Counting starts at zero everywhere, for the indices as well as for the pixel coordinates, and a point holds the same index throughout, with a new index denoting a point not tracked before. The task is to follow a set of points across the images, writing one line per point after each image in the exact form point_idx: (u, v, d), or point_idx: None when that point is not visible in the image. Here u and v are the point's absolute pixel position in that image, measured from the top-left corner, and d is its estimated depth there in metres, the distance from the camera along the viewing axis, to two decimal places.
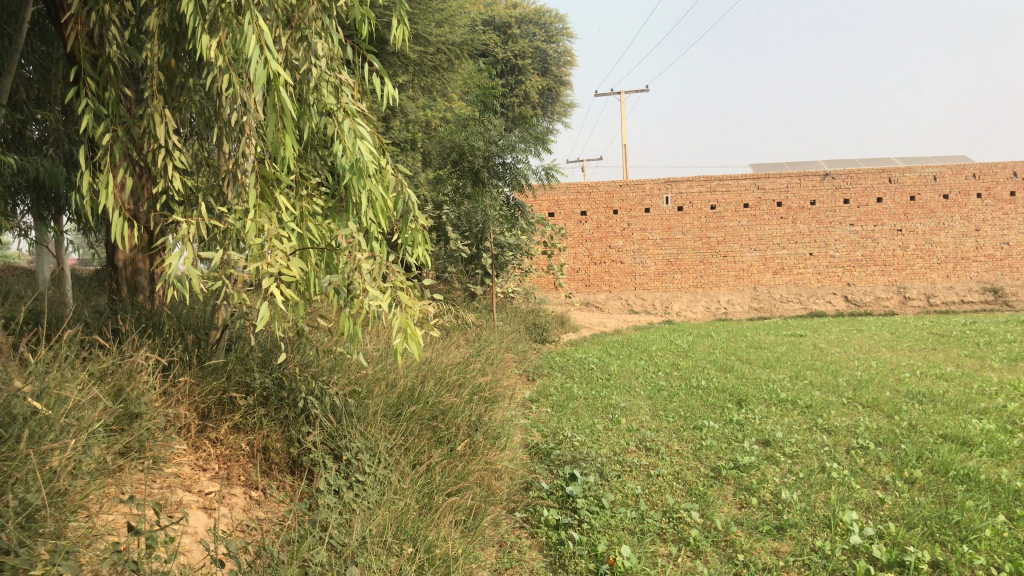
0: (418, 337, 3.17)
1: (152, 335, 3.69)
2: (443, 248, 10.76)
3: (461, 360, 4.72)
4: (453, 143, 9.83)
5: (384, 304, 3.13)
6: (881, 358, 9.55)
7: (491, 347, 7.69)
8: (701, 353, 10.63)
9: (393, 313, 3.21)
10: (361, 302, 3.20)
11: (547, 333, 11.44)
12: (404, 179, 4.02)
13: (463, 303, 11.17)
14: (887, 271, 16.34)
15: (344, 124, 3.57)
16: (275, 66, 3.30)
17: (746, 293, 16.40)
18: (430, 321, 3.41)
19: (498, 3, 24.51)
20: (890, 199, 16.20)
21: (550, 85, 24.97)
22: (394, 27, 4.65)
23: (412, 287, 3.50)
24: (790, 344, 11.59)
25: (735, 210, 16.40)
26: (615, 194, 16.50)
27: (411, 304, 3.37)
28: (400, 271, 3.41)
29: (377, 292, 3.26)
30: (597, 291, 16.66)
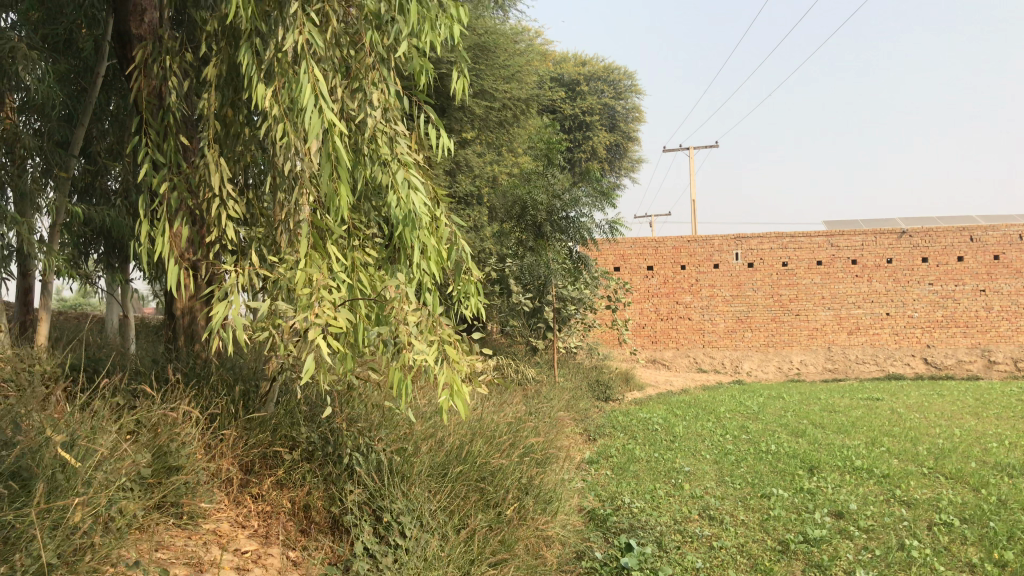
0: (465, 394, 3.04)
1: (200, 385, 3.63)
2: (507, 301, 10.76)
3: (514, 421, 4.55)
4: (517, 198, 9.87)
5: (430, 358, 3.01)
6: (965, 425, 9.02)
7: (550, 404, 7.49)
8: (771, 415, 10.22)
9: (439, 368, 3.08)
10: (407, 356, 3.08)
11: (610, 390, 11.17)
12: (459, 230, 3.93)
13: (524, 358, 11.01)
14: (970, 333, 15.62)
15: (398, 174, 3.49)
16: (331, 115, 3.26)
17: (819, 353, 15.85)
18: (479, 377, 3.28)
19: (567, 61, 24.80)
20: (971, 258, 15.59)
21: (618, 141, 24.97)
22: (455, 79, 4.62)
23: (462, 343, 3.37)
24: (867, 408, 11.09)
25: (808, 267, 15.97)
26: (683, 249, 16.26)
27: (459, 359, 3.24)
28: (449, 325, 3.29)
29: (425, 346, 3.14)
30: (664, 347, 16.31)
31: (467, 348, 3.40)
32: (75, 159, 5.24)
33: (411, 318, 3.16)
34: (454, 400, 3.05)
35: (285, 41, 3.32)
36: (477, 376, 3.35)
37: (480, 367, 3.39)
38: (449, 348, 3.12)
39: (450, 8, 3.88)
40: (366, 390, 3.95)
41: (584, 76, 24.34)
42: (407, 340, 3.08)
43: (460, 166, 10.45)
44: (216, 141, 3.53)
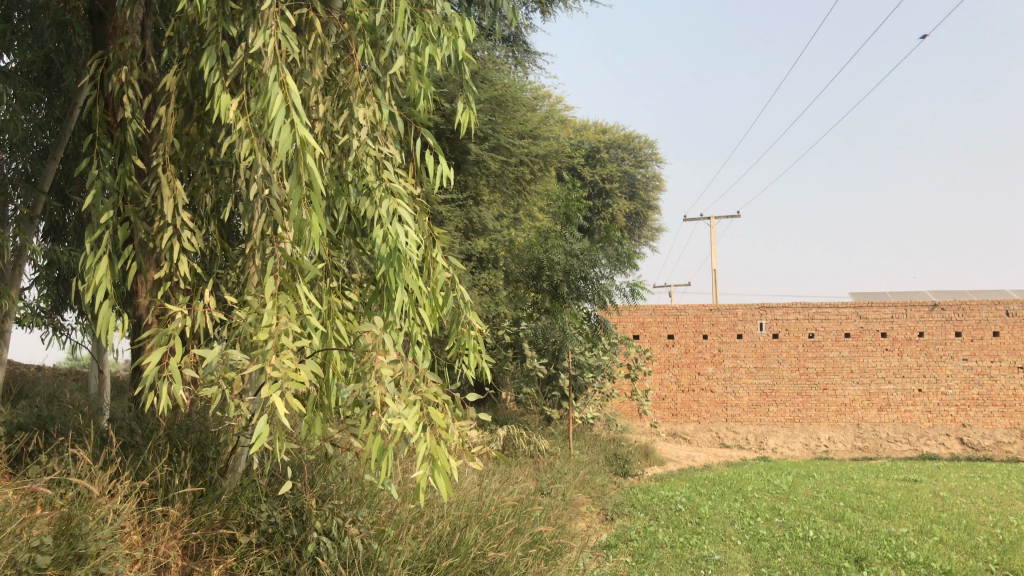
0: (448, 466, 2.43)
1: (148, 454, 3.07)
2: (520, 367, 10.32)
3: (521, 503, 3.91)
4: (531, 257, 9.35)
5: (407, 421, 2.41)
6: (1019, 512, 8.25)
7: (563, 482, 6.80)
8: (804, 496, 9.45)
9: (420, 434, 2.45)
10: (381, 420, 2.47)
11: (629, 465, 10.43)
12: (457, 273, 3.39)
13: (538, 428, 10.36)
14: (1008, 412, 14.81)
15: (384, 204, 2.94)
16: (304, 129, 2.73)
17: (848, 430, 15.04)
18: (471, 447, 2.64)
19: (587, 129, 24.71)
20: (1008, 333, 14.87)
21: (639, 209, 24.55)
22: (461, 110, 4.14)
23: (451, 402, 2.72)
24: (906, 490, 10.28)
25: (836, 339, 15.26)
26: (705, 317, 15.63)
27: (448, 425, 2.61)
28: (434, 379, 2.65)
29: (402, 407, 2.52)
30: (685, 421, 15.52)
31: (459, 411, 2.76)
32: (45, 196, 4.75)
33: (387, 368, 2.55)
34: (435, 475, 2.42)
35: (253, 45, 2.83)
36: (471, 446, 2.72)
37: (474, 434, 2.77)
38: (431, 409, 2.51)
39: (456, 20, 3.40)
40: (345, 462, 3.39)
41: (603, 143, 24.15)
42: (378, 395, 2.47)
43: (474, 226, 9.90)
44: (173, 161, 3.01)
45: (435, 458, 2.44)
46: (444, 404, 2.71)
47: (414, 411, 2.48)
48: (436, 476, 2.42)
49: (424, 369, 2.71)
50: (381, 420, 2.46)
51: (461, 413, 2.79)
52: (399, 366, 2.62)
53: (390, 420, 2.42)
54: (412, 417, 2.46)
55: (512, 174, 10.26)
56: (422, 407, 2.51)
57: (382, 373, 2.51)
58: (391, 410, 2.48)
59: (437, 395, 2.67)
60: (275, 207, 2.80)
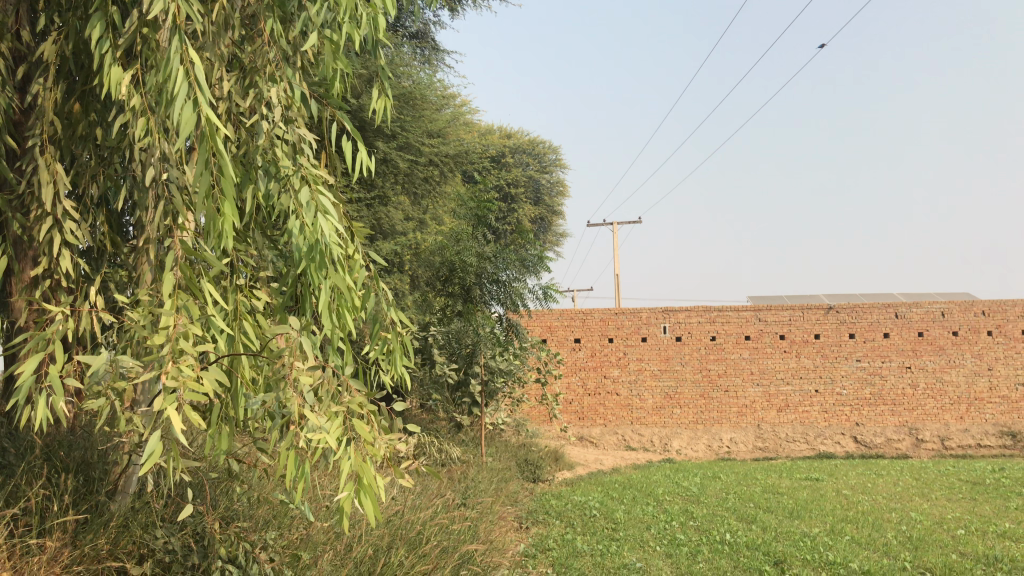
0: (376, 484, 2.15)
1: (20, 480, 2.70)
2: (428, 373, 10.05)
3: (441, 519, 3.67)
4: (441, 258, 9.06)
5: (328, 435, 2.12)
6: (920, 508, 8.46)
7: (479, 492, 6.57)
8: (714, 498, 9.48)
9: (343, 449, 2.16)
10: (299, 434, 2.18)
11: (540, 471, 10.28)
12: (377, 271, 3.12)
13: (448, 435, 10.08)
14: (897, 411, 15.36)
15: (302, 194, 2.65)
16: (210, 107, 2.42)
17: (749, 431, 15.32)
18: (400, 461, 2.36)
19: (492, 134, 24.64)
20: (897, 334, 15.43)
21: (543, 214, 24.58)
22: (376, 98, 3.86)
23: (377, 413, 2.43)
24: (811, 489, 10.45)
25: (736, 342, 15.54)
26: (610, 321, 15.69)
27: (374, 438, 2.32)
28: (359, 385, 2.36)
29: (322, 419, 2.23)
30: (591, 424, 15.50)
31: (386, 423, 2.48)
32: None
33: (305, 374, 2.25)
34: (361, 495, 2.13)
35: (149, 11, 2.49)
36: (400, 460, 2.44)
37: (402, 448, 2.49)
38: (355, 420, 2.22)
39: None
40: (252, 480, 3.10)
41: (509, 148, 24.13)
42: (295, 407, 2.17)
43: (382, 227, 9.56)
44: (52, 141, 2.64)
45: (361, 475, 2.15)
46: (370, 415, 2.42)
47: (336, 423, 2.19)
48: (362, 497, 2.13)
49: (348, 376, 2.42)
50: (297, 434, 2.17)
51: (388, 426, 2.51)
52: (318, 371, 2.32)
53: (309, 434, 2.12)
54: (333, 430, 2.17)
55: (422, 174, 9.97)
56: (344, 418, 2.23)
57: (300, 381, 2.20)
58: (308, 421, 2.19)
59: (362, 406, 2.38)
60: (175, 196, 2.45)
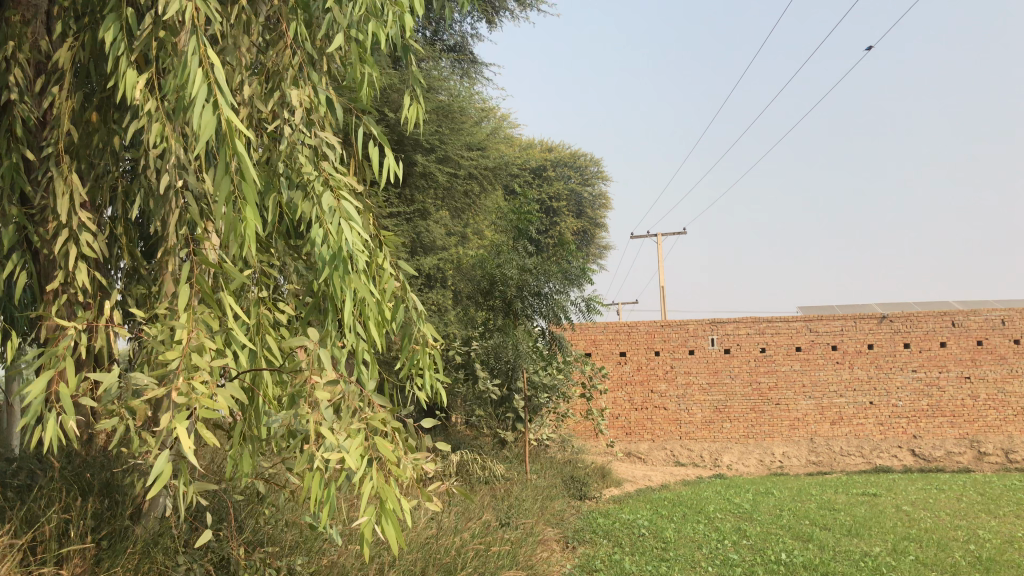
0: (398, 507, 1.99)
1: (38, 504, 2.60)
2: (472, 389, 9.90)
3: (477, 543, 3.57)
4: (482, 272, 8.95)
5: (346, 453, 1.97)
6: (986, 526, 8.05)
7: (523, 511, 6.38)
8: (768, 515, 9.14)
9: (364, 469, 2.00)
10: (316, 454, 2.02)
11: (586, 488, 10.04)
12: (406, 282, 2.97)
13: (492, 451, 9.90)
14: (957, 423, 14.79)
15: (325, 201, 2.51)
16: (228, 109, 2.28)
17: (802, 445, 14.88)
18: (427, 482, 2.19)
19: (533, 148, 24.56)
20: (955, 343, 14.90)
21: (586, 227, 24.37)
22: (408, 105, 3.73)
23: (401, 430, 2.27)
24: (869, 506, 10.05)
25: (787, 354, 15.15)
26: (656, 334, 15.42)
27: (399, 457, 2.16)
28: (383, 399, 2.20)
29: (341, 438, 2.07)
30: (639, 440, 15.20)
31: (411, 441, 2.32)
32: None
33: (324, 389, 2.10)
34: (382, 520, 1.98)
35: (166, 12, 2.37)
36: (427, 481, 2.29)
37: (431, 467, 2.32)
38: (377, 438, 2.07)
39: None
40: (277, 503, 2.98)
41: (550, 161, 24.02)
42: (312, 425, 2.02)
43: (422, 242, 9.43)
44: (69, 151, 2.53)
45: (382, 498, 1.99)
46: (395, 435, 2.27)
47: (356, 441, 2.04)
48: (384, 522, 1.97)
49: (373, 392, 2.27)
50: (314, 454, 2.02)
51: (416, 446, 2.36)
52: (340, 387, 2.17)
53: (325, 453, 1.97)
54: (352, 448, 2.02)
55: (461, 187, 9.84)
56: (365, 434, 2.07)
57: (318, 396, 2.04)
58: (326, 439, 2.03)
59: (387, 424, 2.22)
60: (191, 203, 2.32)
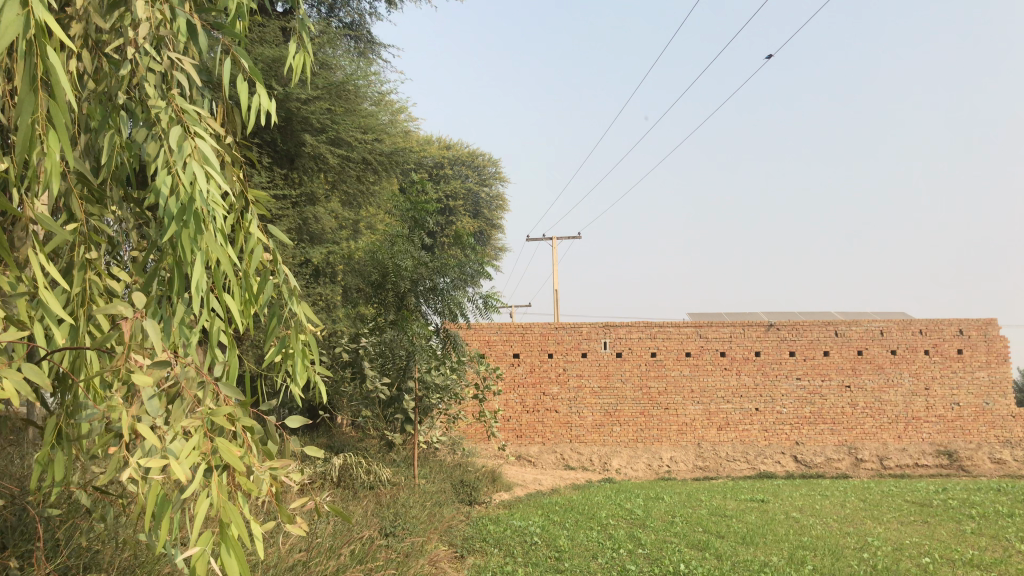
0: (244, 535, 1.52)
1: None
2: (358, 388, 9.41)
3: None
4: (374, 262, 8.42)
5: (174, 461, 1.47)
6: (874, 533, 8.06)
7: (409, 520, 5.91)
8: (661, 522, 8.92)
9: (196, 483, 1.52)
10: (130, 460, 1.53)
11: (476, 493, 9.61)
12: (280, 254, 2.52)
13: (378, 454, 9.34)
14: (837, 430, 15.10)
15: (175, 144, 2.01)
16: (43, 11, 1.75)
17: (689, 450, 14.90)
18: (285, 500, 1.72)
19: (430, 143, 24.05)
20: (837, 352, 15.23)
21: (482, 227, 23.97)
22: (294, 55, 3.22)
23: (256, 432, 1.79)
24: (759, 512, 10.02)
25: (677, 359, 15.16)
26: (550, 336, 15.17)
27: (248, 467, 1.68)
28: (231, 390, 1.71)
29: (171, 440, 1.58)
30: (529, 443, 14.89)
31: (271, 445, 1.84)
32: None
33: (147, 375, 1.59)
34: (221, 551, 1.50)
35: None
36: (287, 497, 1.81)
37: (293, 480, 1.85)
38: (221, 441, 1.58)
39: None
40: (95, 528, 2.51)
41: (448, 159, 23.58)
42: (127, 424, 1.52)
43: (309, 228, 8.98)
44: None
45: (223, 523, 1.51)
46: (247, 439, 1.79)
47: (189, 444, 1.56)
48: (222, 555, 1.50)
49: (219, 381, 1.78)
50: (129, 461, 1.51)
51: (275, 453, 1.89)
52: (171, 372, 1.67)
53: (141, 460, 1.47)
54: (182, 455, 1.52)
55: (353, 172, 9.23)
56: (203, 435, 1.58)
57: (138, 382, 1.54)
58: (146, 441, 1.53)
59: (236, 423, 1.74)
60: None
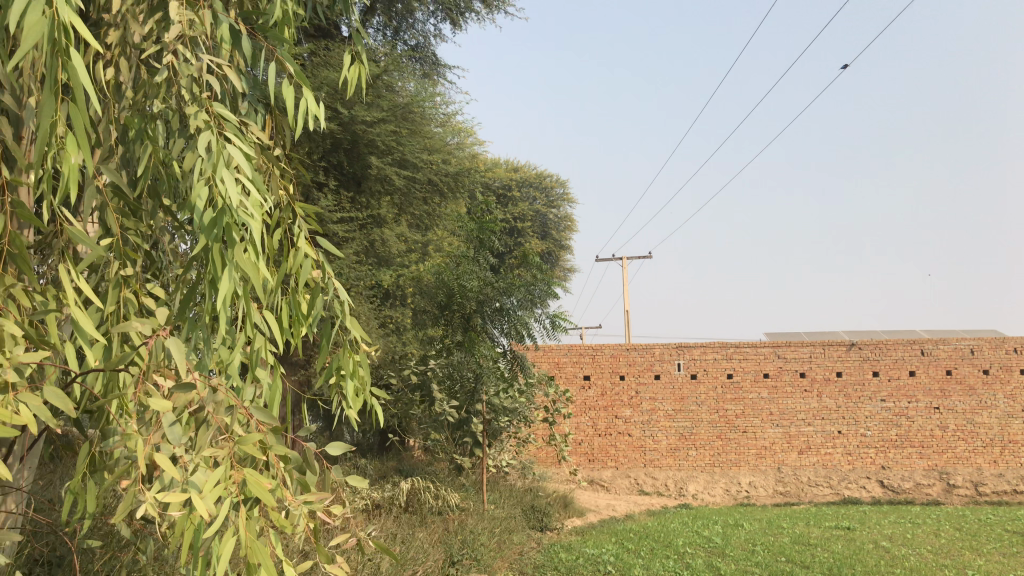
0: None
1: None
2: (427, 411, 9.34)
3: None
4: (441, 283, 8.32)
5: (195, 496, 1.38)
6: (973, 566, 7.52)
7: (477, 548, 5.71)
8: (741, 552, 8.52)
9: (220, 519, 1.42)
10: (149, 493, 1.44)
11: (548, 519, 9.36)
12: (332, 272, 2.36)
13: (447, 479, 9.19)
14: (926, 454, 14.36)
15: (212, 155, 1.87)
16: (68, 12, 1.62)
17: (769, 475, 14.36)
18: (323, 537, 1.66)
19: (498, 166, 24.07)
20: (924, 372, 14.51)
21: (551, 249, 23.81)
22: (347, 66, 3.02)
23: (289, 461, 1.70)
24: (846, 541, 9.51)
25: (754, 381, 14.66)
26: (622, 358, 14.85)
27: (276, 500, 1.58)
28: (262, 416, 1.61)
29: (195, 472, 1.49)
30: (602, 467, 14.56)
31: (305, 475, 1.76)
32: None
33: (167, 400, 1.49)
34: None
35: None
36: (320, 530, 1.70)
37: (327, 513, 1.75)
38: (247, 473, 1.48)
39: None
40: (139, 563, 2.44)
41: (516, 181, 23.54)
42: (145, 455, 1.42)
43: (376, 250, 8.93)
44: None
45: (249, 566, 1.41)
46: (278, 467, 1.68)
47: (213, 476, 1.45)
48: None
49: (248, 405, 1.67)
50: (147, 495, 1.41)
51: (310, 481, 1.78)
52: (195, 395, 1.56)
53: (160, 494, 1.38)
54: (205, 489, 1.42)
55: (419, 193, 9.16)
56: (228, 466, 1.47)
57: (159, 408, 1.45)
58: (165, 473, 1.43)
59: (267, 451, 1.63)
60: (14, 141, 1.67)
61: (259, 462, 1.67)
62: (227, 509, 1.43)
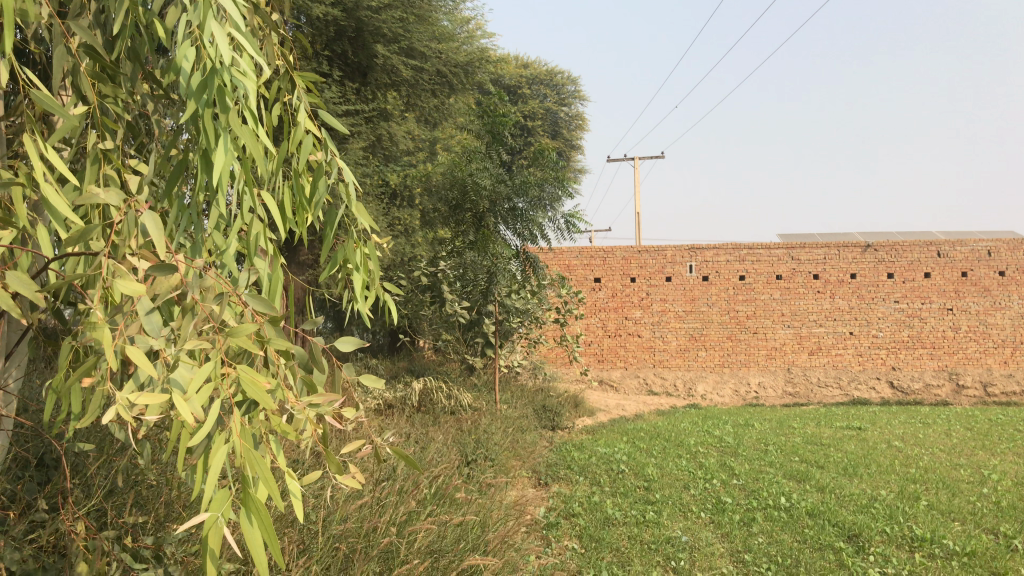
0: (271, 493, 1.22)
1: None
2: (438, 312, 9.17)
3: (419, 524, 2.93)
4: (453, 180, 8.04)
5: (177, 399, 1.19)
6: (987, 465, 7.47)
7: (492, 447, 5.63)
8: (753, 451, 8.50)
9: (209, 422, 1.24)
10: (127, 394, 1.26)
11: (559, 418, 9.36)
12: (337, 154, 2.13)
13: (458, 379, 9.14)
14: (937, 355, 14.29)
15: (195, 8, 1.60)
16: None
17: (778, 375, 14.36)
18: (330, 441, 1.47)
19: (507, 62, 23.33)
20: (939, 274, 14.25)
21: (562, 149, 23.33)
22: None
23: (293, 358, 1.51)
24: (858, 441, 9.49)
25: (767, 283, 14.46)
26: (633, 260, 14.62)
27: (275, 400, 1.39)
28: (257, 306, 1.42)
29: (180, 369, 1.30)
30: (611, 367, 14.56)
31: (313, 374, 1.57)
32: None
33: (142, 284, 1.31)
34: (243, 517, 1.20)
35: None
36: (330, 436, 1.52)
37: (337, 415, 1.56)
38: (241, 369, 1.29)
39: None
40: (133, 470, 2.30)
41: (525, 78, 22.84)
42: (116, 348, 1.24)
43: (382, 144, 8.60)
44: None
45: (244, 479, 1.23)
46: (280, 364, 1.49)
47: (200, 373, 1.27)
48: (240, 520, 1.21)
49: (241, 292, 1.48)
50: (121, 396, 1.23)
51: (319, 380, 1.59)
52: (179, 281, 1.37)
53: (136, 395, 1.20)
54: (190, 390, 1.23)
55: (427, 86, 8.76)
56: (217, 361, 1.29)
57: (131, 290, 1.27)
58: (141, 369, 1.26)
59: (265, 345, 1.44)
60: None
61: (257, 357, 1.48)
62: (216, 412, 1.25)
